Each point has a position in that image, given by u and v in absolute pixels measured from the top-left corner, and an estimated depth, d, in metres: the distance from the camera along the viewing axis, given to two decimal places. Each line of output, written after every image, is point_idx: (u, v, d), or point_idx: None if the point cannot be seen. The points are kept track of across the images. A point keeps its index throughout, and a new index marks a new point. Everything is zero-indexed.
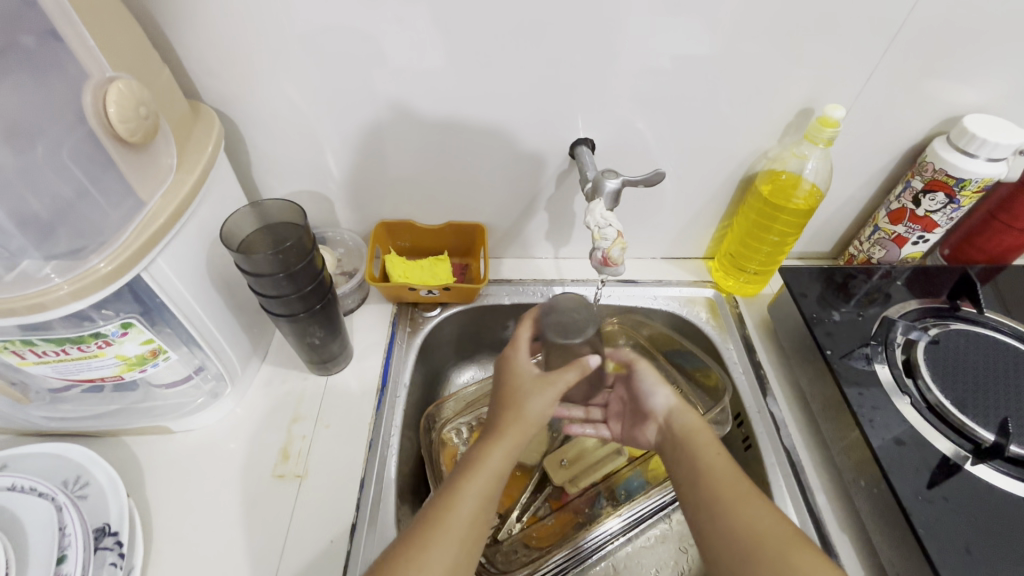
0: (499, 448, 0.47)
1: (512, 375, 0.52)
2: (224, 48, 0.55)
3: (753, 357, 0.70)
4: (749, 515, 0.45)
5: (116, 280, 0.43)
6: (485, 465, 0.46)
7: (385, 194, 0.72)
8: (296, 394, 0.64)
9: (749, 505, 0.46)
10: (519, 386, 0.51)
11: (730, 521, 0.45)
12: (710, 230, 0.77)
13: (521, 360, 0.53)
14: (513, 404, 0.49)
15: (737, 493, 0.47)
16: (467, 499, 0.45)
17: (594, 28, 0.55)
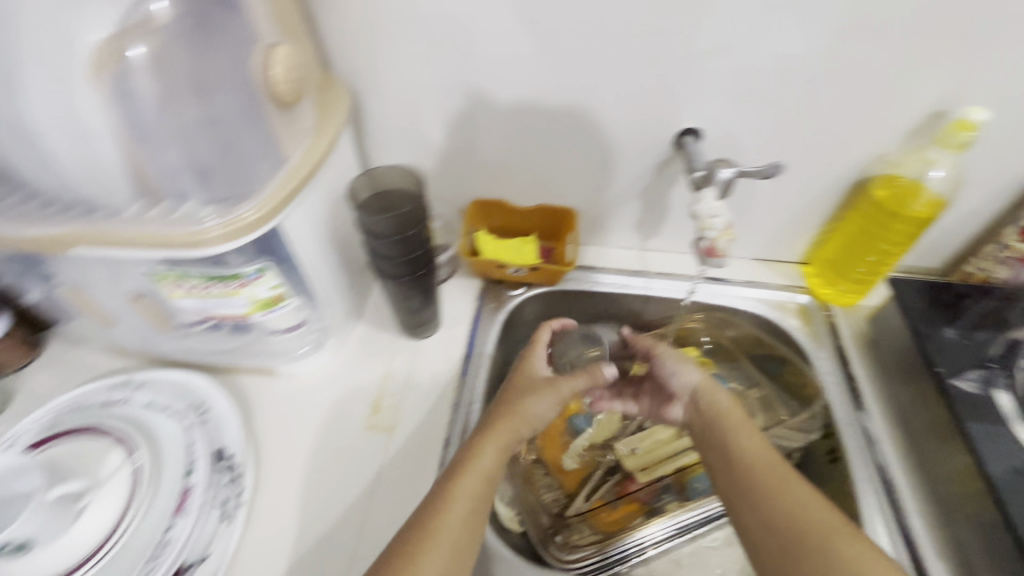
0: (490, 449, 0.51)
1: (519, 378, 0.58)
2: (359, 22, 0.59)
3: (848, 368, 0.67)
4: (786, 499, 0.47)
5: (262, 228, 0.45)
6: (475, 463, 0.50)
7: (483, 172, 0.74)
8: (389, 353, 0.68)
9: (790, 492, 0.48)
10: (524, 398, 0.55)
11: (766, 506, 0.48)
12: (808, 235, 0.74)
13: (529, 367, 0.58)
14: (515, 408, 0.54)
15: (776, 480, 0.49)
16: (459, 497, 0.48)
17: (720, 15, 0.54)
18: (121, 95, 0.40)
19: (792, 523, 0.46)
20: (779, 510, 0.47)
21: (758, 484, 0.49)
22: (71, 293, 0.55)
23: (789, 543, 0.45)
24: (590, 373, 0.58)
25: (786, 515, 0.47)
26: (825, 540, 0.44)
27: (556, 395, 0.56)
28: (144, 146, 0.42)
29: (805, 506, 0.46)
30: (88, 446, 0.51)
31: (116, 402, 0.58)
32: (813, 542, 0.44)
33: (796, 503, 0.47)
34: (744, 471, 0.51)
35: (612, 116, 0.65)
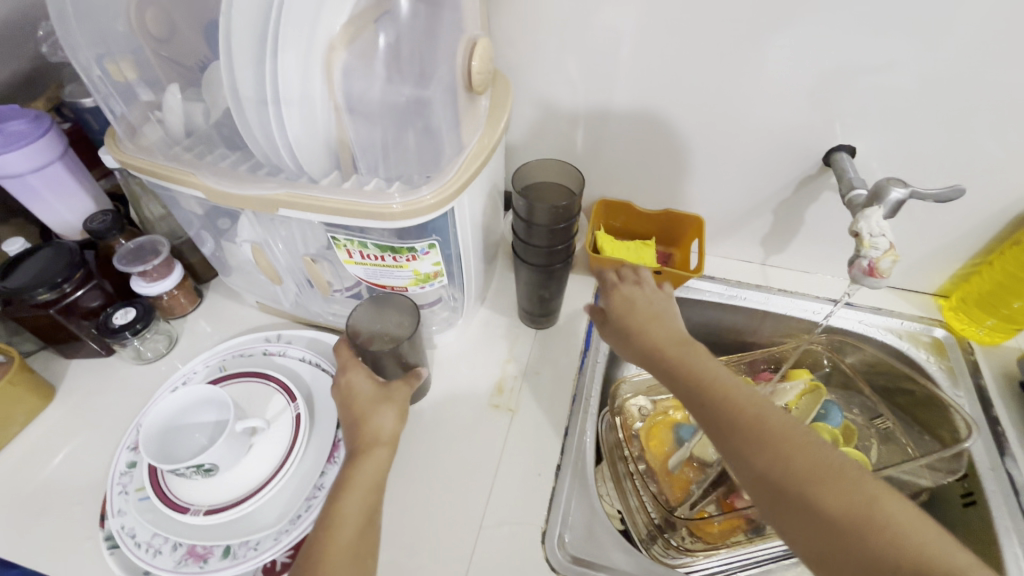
0: (370, 460, 0.49)
1: (351, 394, 0.54)
2: (528, 20, 0.62)
3: (988, 411, 0.63)
4: (794, 443, 0.40)
5: (439, 209, 0.49)
6: (358, 477, 0.48)
7: (615, 173, 0.76)
8: (510, 338, 0.70)
9: (766, 424, 0.41)
10: (353, 398, 0.53)
11: (761, 442, 0.41)
12: (955, 264, 0.70)
13: (357, 379, 0.54)
14: (359, 424, 0.51)
15: (749, 416, 0.42)
16: (347, 515, 0.46)
17: (905, 34, 0.53)
18: (347, 76, 0.44)
19: (796, 463, 0.39)
20: (760, 445, 0.41)
21: (767, 424, 0.41)
22: (248, 254, 0.60)
23: (812, 488, 0.38)
24: (407, 381, 0.56)
25: (790, 453, 0.40)
26: (865, 504, 0.37)
27: (385, 398, 0.53)
28: (352, 117, 0.46)
29: (778, 441, 0.40)
30: (253, 389, 0.57)
31: (274, 352, 0.63)
32: (856, 499, 0.37)
33: (815, 445, 0.40)
34: (715, 401, 0.44)
35: (762, 128, 0.64)
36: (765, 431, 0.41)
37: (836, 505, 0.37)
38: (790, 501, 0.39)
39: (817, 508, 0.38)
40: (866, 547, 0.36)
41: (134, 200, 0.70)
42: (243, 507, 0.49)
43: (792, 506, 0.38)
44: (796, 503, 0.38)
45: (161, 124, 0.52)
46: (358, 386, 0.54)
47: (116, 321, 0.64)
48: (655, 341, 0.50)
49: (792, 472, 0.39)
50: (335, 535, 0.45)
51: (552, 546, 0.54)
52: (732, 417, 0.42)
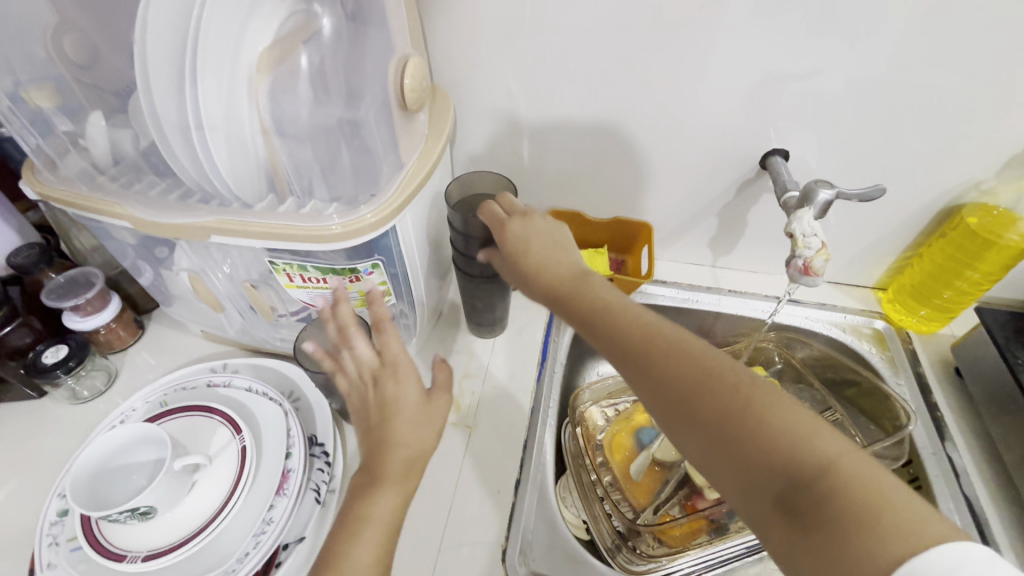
0: (387, 496, 0.42)
1: (388, 399, 0.45)
2: (465, 36, 0.62)
3: (929, 399, 0.66)
4: (680, 359, 0.38)
5: (379, 228, 0.48)
6: (373, 514, 0.41)
7: (564, 183, 0.76)
8: (467, 354, 0.70)
9: (665, 339, 0.40)
10: (390, 409, 0.44)
11: (657, 357, 0.39)
12: (890, 258, 0.74)
13: (400, 380, 0.45)
14: (390, 448, 0.43)
15: (647, 332, 0.41)
16: (355, 559, 0.40)
17: (822, 43, 0.55)
18: (273, 100, 0.46)
19: (686, 370, 0.38)
20: (654, 361, 0.39)
21: (661, 342, 0.40)
22: (186, 283, 0.58)
23: (708, 391, 0.36)
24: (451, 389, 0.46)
25: (684, 363, 0.38)
26: (751, 410, 0.35)
27: (427, 413, 0.44)
28: (281, 139, 0.48)
29: (670, 354, 0.39)
30: (197, 425, 0.55)
31: (218, 383, 0.61)
32: (740, 403, 0.35)
33: (711, 355, 0.38)
34: (612, 321, 0.43)
35: (701, 134, 0.66)
36: (658, 346, 0.40)
37: (738, 414, 0.35)
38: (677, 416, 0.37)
39: (701, 417, 0.36)
40: (741, 447, 0.34)
41: (63, 231, 0.67)
42: (189, 547, 0.47)
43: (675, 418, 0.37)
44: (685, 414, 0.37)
45: (82, 152, 0.50)
46: (397, 392, 0.45)
47: (45, 359, 0.61)
48: (558, 274, 0.48)
49: (679, 385, 0.38)
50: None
51: (514, 563, 0.53)
52: (628, 337, 0.41)
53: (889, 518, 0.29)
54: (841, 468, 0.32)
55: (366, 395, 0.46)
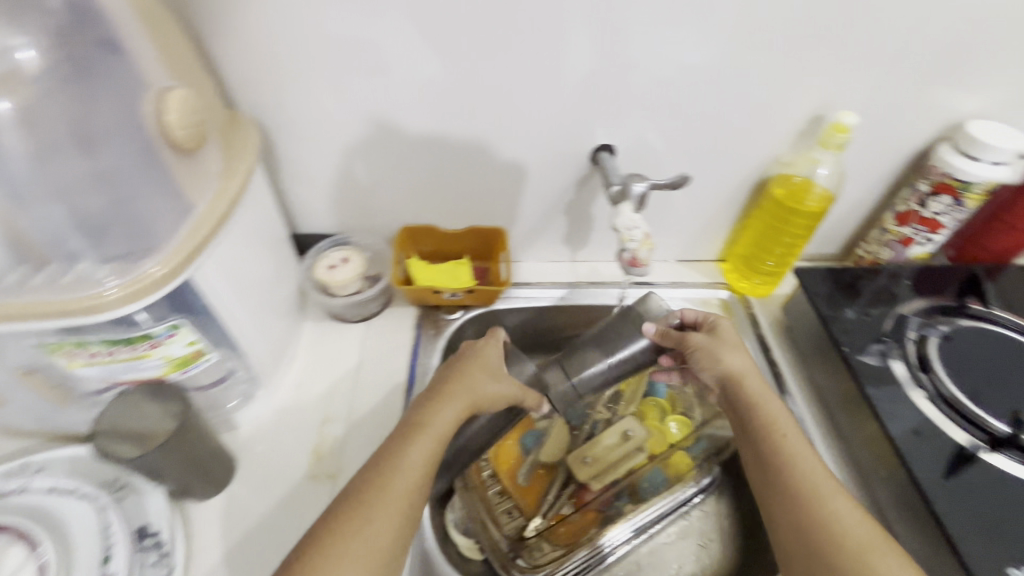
0: (449, 407, 0.53)
1: (477, 357, 0.57)
2: (264, 56, 0.57)
3: (768, 354, 0.71)
4: (819, 468, 0.50)
5: (171, 282, 0.43)
6: (434, 419, 0.52)
7: (410, 200, 0.73)
8: (329, 395, 0.66)
9: (781, 437, 0.52)
10: (482, 360, 0.57)
11: (792, 503, 0.48)
12: (722, 233, 0.79)
13: (487, 355, 0.58)
14: (461, 376, 0.55)
15: (804, 486, 0.48)
16: (413, 457, 0.49)
17: (619, 41, 0.58)
18: None
19: (788, 461, 0.50)
20: (763, 450, 0.52)
21: (783, 445, 0.51)
22: None
23: (823, 549, 0.45)
24: (493, 341, 0.60)
25: (782, 458, 0.51)
26: (828, 502, 0.47)
27: (497, 374, 0.57)
28: (22, 210, 0.39)
29: (796, 454, 0.51)
30: None
31: (11, 491, 0.51)
32: (818, 498, 0.48)
33: (831, 502, 0.47)
34: (779, 464, 0.50)
35: (531, 136, 0.66)
36: (807, 501, 0.48)
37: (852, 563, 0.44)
38: (797, 499, 0.48)
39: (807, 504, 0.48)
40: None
41: None
42: None
43: (789, 500, 0.48)
44: (811, 506, 0.48)
45: None
46: (486, 356, 0.58)
47: None
48: (733, 371, 0.57)
49: (795, 478, 0.49)
50: (391, 470, 0.48)
51: None
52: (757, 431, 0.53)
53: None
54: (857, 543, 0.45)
55: (446, 365, 0.59)
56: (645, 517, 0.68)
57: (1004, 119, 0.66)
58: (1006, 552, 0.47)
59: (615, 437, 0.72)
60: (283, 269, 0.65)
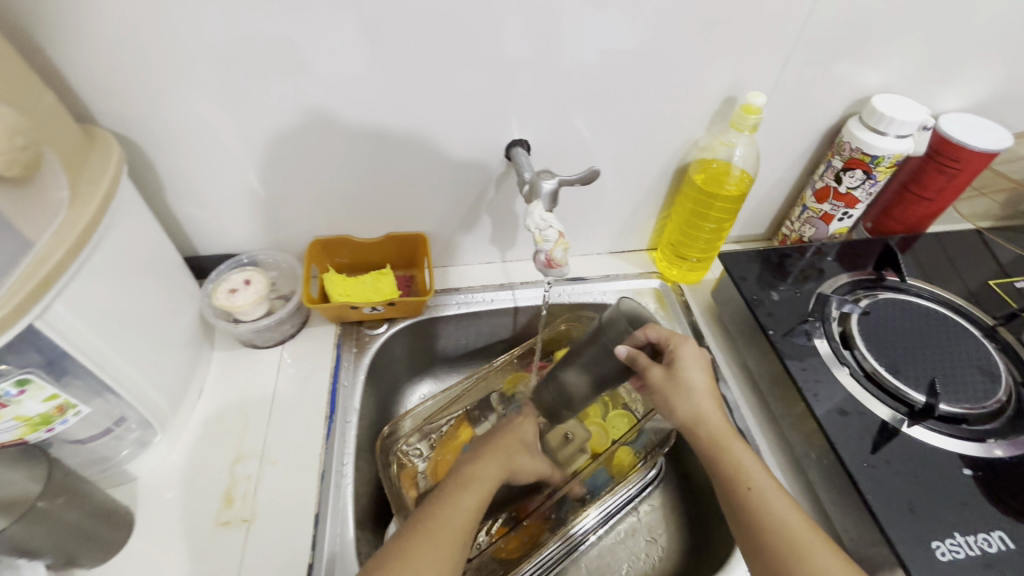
0: (492, 465, 0.56)
1: (512, 429, 0.61)
2: (122, 63, 0.51)
3: (702, 341, 0.71)
4: (797, 521, 0.47)
5: (14, 324, 0.39)
6: (480, 471, 0.54)
7: (318, 210, 0.68)
8: (240, 430, 0.60)
9: (750, 491, 0.48)
10: (516, 429, 0.61)
11: (773, 553, 0.45)
12: (650, 222, 0.78)
13: (522, 427, 0.62)
14: (511, 435, 0.60)
15: (778, 533, 0.46)
16: (462, 503, 0.51)
17: (519, 31, 0.55)
18: None
19: (767, 522, 0.47)
20: (738, 508, 0.48)
21: (755, 500, 0.48)
22: None
23: None
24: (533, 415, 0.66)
25: (760, 515, 0.47)
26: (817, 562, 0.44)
27: (526, 439, 0.61)
28: None
29: (772, 509, 0.47)
30: None
31: None
32: (805, 558, 0.45)
33: (811, 547, 0.45)
34: (751, 511, 0.48)
35: (440, 135, 0.62)
36: (781, 551, 0.45)
37: None
38: (786, 564, 0.45)
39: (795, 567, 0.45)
40: None
41: None
42: None
43: (778, 564, 0.45)
44: (796, 567, 0.45)
45: None
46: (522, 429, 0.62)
47: None
48: (692, 416, 0.52)
49: (779, 539, 0.46)
50: (446, 512, 0.49)
51: None
52: (726, 485, 0.50)
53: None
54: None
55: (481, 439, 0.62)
56: (596, 516, 0.66)
57: (907, 91, 0.67)
58: (928, 524, 0.48)
59: (556, 441, 0.68)
60: (176, 298, 0.59)
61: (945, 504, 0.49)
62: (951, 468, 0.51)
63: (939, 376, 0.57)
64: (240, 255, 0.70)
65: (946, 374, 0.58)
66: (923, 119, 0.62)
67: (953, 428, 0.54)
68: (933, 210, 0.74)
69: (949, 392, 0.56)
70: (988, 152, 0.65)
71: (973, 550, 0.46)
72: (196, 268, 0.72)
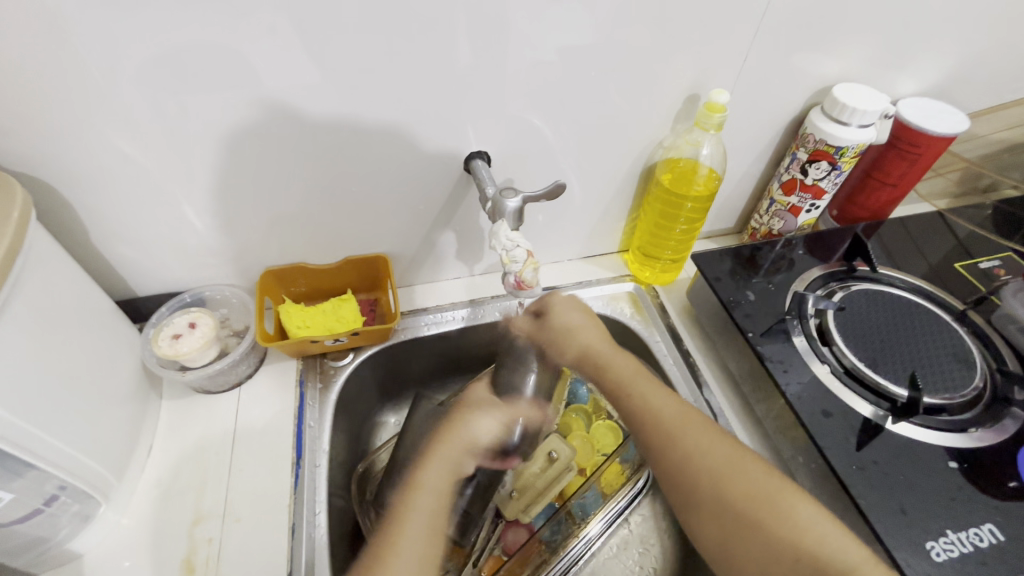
0: (433, 465, 0.55)
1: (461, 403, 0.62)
2: (17, 97, 0.45)
3: (680, 345, 0.69)
4: (699, 426, 0.51)
5: None
6: (424, 480, 0.54)
7: (267, 238, 0.63)
8: (197, 487, 0.55)
9: (656, 409, 0.53)
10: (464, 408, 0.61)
11: (664, 445, 0.51)
12: (620, 224, 0.76)
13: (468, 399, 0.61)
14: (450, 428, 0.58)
15: (665, 428, 0.52)
16: (418, 505, 0.51)
17: (466, 37, 0.51)
18: None
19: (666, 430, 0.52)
20: (640, 417, 0.54)
21: (655, 408, 0.53)
22: None
23: (709, 493, 0.48)
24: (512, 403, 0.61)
25: (657, 424, 0.53)
26: (709, 454, 0.49)
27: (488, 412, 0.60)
28: None
29: (670, 417, 0.52)
30: None
31: None
32: (697, 453, 0.50)
33: (701, 446, 0.50)
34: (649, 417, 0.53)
35: (391, 150, 0.59)
36: (672, 440, 0.51)
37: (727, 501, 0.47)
38: (678, 457, 0.50)
39: (687, 462, 0.50)
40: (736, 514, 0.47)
41: None
42: None
43: (674, 456, 0.50)
44: (673, 446, 0.51)
45: None
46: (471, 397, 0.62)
47: None
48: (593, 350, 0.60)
49: (677, 444, 0.50)
50: (405, 523, 0.49)
51: None
52: (621, 399, 0.56)
53: (768, 512, 0.46)
54: (738, 487, 0.47)
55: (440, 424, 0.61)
56: (600, 524, 0.63)
57: (866, 79, 0.66)
58: (921, 524, 0.47)
59: (542, 462, 0.66)
60: (110, 350, 0.54)
61: (936, 502, 0.49)
62: (936, 463, 0.51)
63: (918, 368, 0.57)
64: (183, 293, 0.64)
65: (923, 365, 0.57)
66: (885, 107, 0.61)
67: (936, 420, 0.53)
68: (896, 195, 0.74)
69: (929, 384, 0.56)
70: (946, 136, 0.65)
71: (967, 547, 0.46)
72: (136, 312, 0.66)
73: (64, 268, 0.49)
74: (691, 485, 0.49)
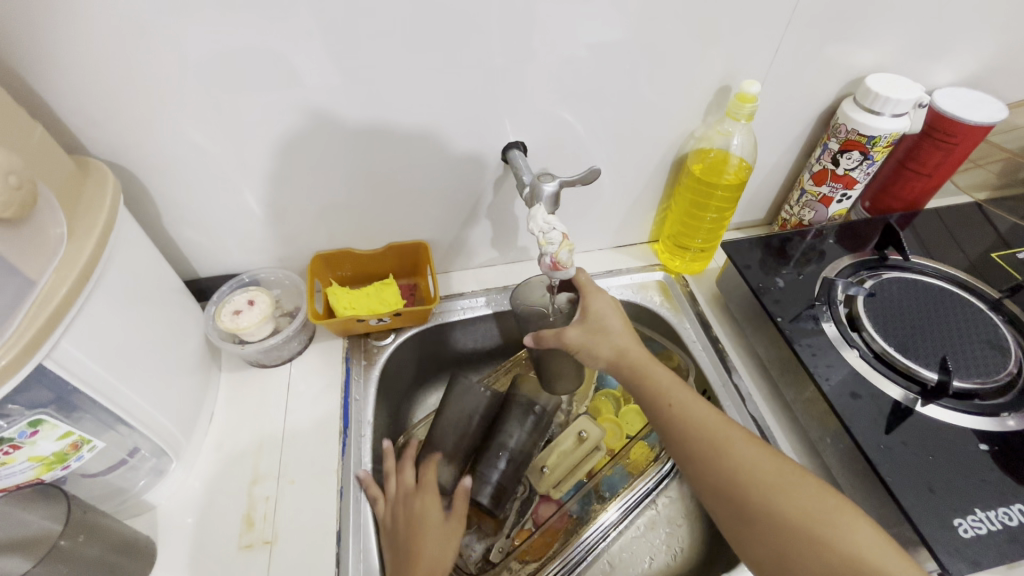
0: None
1: (423, 512, 0.56)
2: (108, 95, 0.50)
3: (709, 332, 0.71)
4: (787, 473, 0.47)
5: (28, 360, 0.39)
6: None
7: (317, 225, 0.68)
8: (253, 451, 0.60)
9: (733, 451, 0.49)
10: (422, 522, 0.55)
11: (749, 495, 0.47)
12: (650, 214, 0.78)
13: (431, 512, 0.57)
14: (417, 549, 0.53)
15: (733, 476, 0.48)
16: None
17: (508, 31, 0.54)
18: None
19: (741, 479, 0.47)
20: (703, 455, 0.50)
21: (713, 437, 0.50)
22: None
23: (776, 522, 0.45)
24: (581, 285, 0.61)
25: (721, 462, 0.49)
26: (792, 495, 0.46)
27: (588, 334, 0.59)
28: None
29: (750, 464, 0.48)
30: None
31: None
32: (777, 498, 0.46)
33: (784, 495, 0.46)
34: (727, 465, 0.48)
35: (434, 140, 0.62)
36: (751, 488, 0.47)
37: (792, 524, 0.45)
38: (776, 519, 0.45)
39: (757, 505, 0.46)
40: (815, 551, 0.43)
41: None
42: None
43: (759, 516, 0.46)
44: (758, 500, 0.46)
45: None
46: (431, 512, 0.57)
47: None
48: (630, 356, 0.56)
49: (744, 478, 0.47)
50: None
51: None
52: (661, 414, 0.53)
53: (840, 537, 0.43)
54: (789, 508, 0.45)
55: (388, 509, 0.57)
56: (618, 511, 0.64)
57: (901, 68, 0.67)
58: (949, 502, 0.48)
59: (571, 442, 0.69)
60: (180, 323, 0.59)
61: (962, 482, 0.49)
62: (966, 444, 0.52)
63: (949, 354, 0.58)
64: (242, 275, 0.70)
65: (954, 351, 0.58)
66: (918, 96, 0.62)
67: (966, 404, 0.54)
68: (931, 185, 0.74)
69: (960, 368, 0.56)
70: (984, 124, 0.65)
71: (995, 526, 0.47)
72: (199, 292, 0.71)
73: (145, 247, 0.54)
74: (752, 521, 0.46)
